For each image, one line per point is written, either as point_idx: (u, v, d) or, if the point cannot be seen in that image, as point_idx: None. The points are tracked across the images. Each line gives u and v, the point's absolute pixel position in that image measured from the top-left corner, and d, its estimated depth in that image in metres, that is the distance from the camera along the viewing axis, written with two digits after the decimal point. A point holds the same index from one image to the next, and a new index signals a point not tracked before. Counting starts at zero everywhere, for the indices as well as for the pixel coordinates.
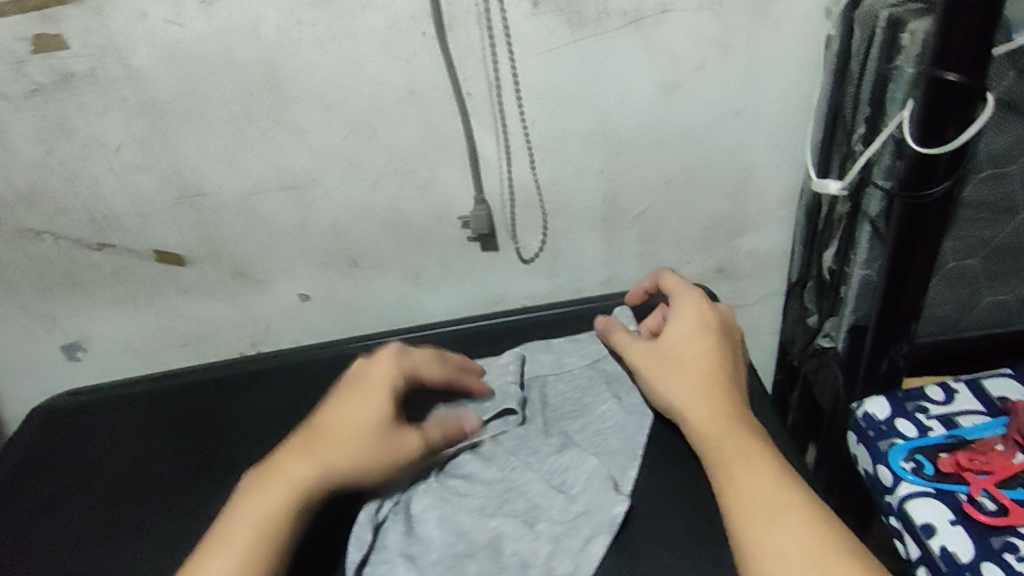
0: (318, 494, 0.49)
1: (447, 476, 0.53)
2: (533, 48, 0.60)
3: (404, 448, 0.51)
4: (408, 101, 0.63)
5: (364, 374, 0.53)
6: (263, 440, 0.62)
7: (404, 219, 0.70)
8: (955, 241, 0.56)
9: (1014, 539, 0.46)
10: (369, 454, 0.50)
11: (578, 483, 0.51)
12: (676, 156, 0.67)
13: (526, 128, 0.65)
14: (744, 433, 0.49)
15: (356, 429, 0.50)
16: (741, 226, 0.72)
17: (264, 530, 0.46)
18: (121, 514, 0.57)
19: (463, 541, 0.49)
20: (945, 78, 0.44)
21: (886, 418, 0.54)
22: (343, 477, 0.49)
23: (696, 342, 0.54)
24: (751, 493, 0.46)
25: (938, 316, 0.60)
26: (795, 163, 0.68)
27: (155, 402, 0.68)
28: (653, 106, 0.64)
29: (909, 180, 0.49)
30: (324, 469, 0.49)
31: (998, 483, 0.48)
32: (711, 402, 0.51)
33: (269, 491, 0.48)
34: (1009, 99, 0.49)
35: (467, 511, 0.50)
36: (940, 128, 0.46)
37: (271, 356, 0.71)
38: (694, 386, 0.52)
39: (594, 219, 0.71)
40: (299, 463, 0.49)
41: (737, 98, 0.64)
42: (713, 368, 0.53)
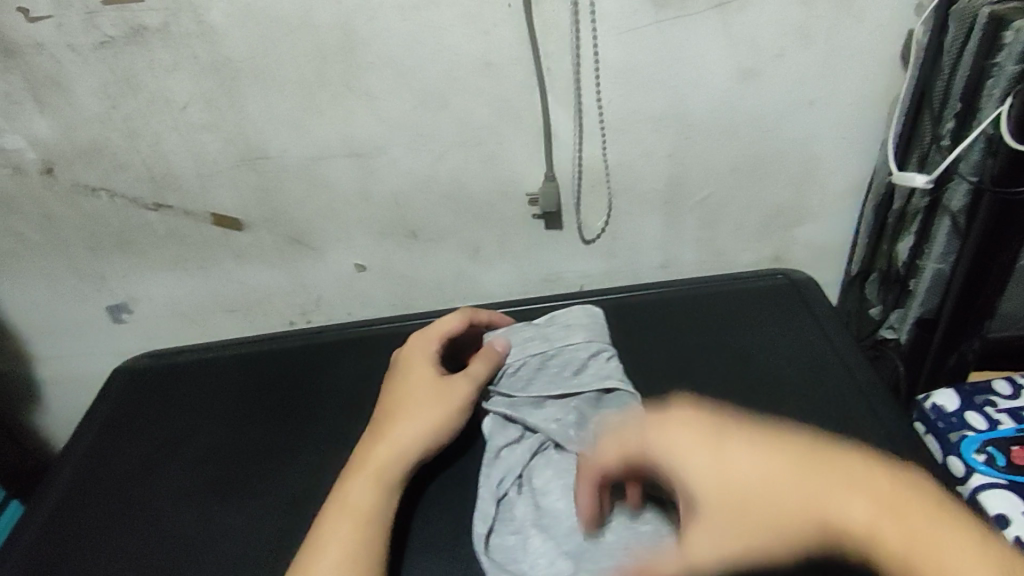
0: (402, 471, 0.50)
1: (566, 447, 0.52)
2: (615, 26, 0.59)
3: (457, 396, 0.54)
4: (484, 74, 0.62)
5: (401, 360, 0.58)
6: (349, 404, 0.63)
7: (466, 191, 0.70)
8: None
9: None
10: (428, 416, 0.53)
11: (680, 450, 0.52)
12: (747, 142, 0.67)
13: (600, 107, 0.64)
14: (936, 535, 0.30)
15: (410, 398, 0.54)
16: (801, 216, 0.72)
17: (360, 514, 0.47)
18: (225, 474, 0.58)
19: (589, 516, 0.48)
20: None
21: (955, 411, 0.61)
22: (417, 445, 0.52)
23: (737, 455, 0.35)
24: None
25: (1005, 313, 0.63)
26: (862, 157, 0.68)
27: (243, 368, 0.69)
28: (729, 91, 0.63)
29: (1003, 178, 0.52)
30: (399, 448, 0.51)
31: None
32: (862, 511, 0.31)
33: (358, 478, 0.49)
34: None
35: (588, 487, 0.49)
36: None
37: (353, 326, 0.72)
38: (831, 483, 0.33)
39: (657, 203, 0.71)
40: (375, 449, 0.51)
41: (814, 88, 0.63)
42: (808, 492, 0.33)
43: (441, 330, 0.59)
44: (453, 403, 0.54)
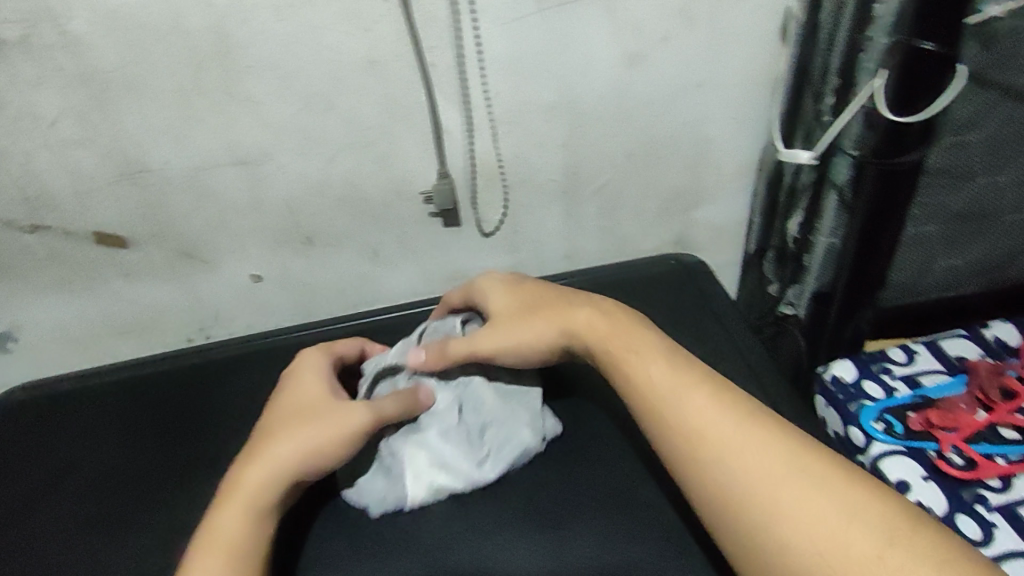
0: (274, 495, 0.47)
1: (427, 428, 0.53)
2: (498, 17, 0.58)
3: (336, 421, 0.49)
4: (367, 72, 0.60)
5: (292, 372, 0.55)
6: (247, 425, 0.60)
7: (361, 194, 0.68)
8: (921, 208, 0.59)
9: (982, 491, 0.56)
10: (314, 434, 0.49)
11: (523, 411, 0.55)
12: (641, 129, 0.67)
13: (489, 100, 0.62)
14: (637, 327, 0.49)
15: (289, 415, 0.51)
16: (698, 200, 0.73)
17: (232, 548, 0.45)
18: (112, 508, 0.55)
19: (530, 432, 0.55)
20: (924, 47, 0.47)
21: (854, 381, 0.63)
22: (287, 468, 0.47)
23: (512, 293, 0.56)
24: (649, 389, 0.44)
25: (898, 282, 0.64)
26: (751, 137, 0.69)
27: (134, 390, 0.65)
28: (617, 79, 0.63)
29: (883, 148, 0.53)
30: (273, 470, 0.47)
31: (965, 439, 0.59)
32: (590, 317, 0.50)
33: (225, 505, 0.46)
34: (982, 71, 0.52)
35: (521, 414, 0.55)
36: (912, 98, 0.50)
37: (256, 339, 0.68)
38: (565, 305, 0.52)
39: (554, 194, 0.70)
40: (246, 471, 0.47)
41: (700, 71, 0.63)
42: (547, 299, 0.53)
43: (334, 348, 0.58)
44: (331, 424, 0.49)
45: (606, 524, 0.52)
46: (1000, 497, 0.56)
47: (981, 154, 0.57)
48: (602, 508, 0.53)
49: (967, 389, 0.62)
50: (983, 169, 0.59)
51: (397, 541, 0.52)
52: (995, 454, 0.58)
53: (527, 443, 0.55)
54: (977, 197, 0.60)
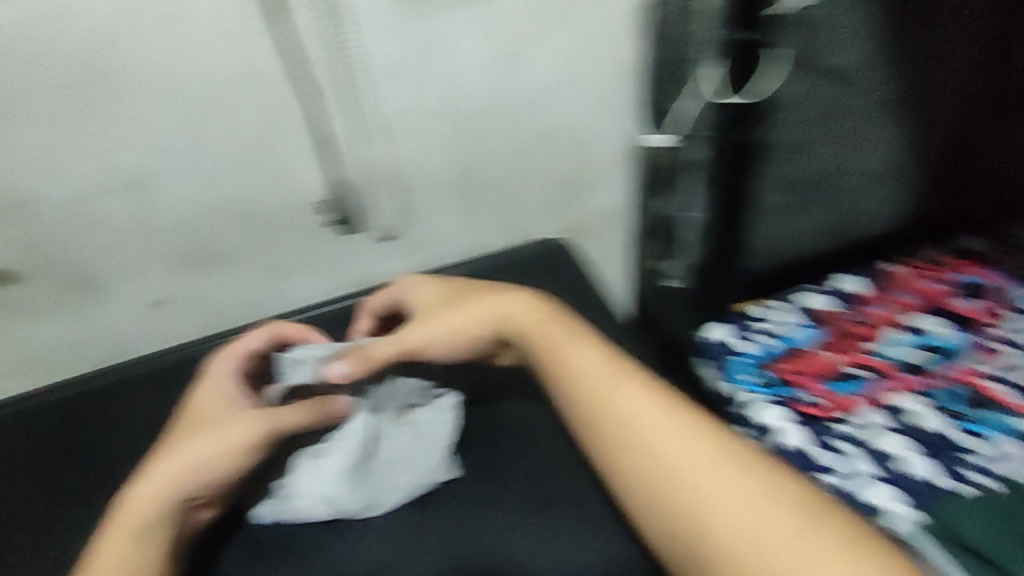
0: (160, 519, 0.46)
1: (340, 446, 0.55)
2: (378, 26, 0.59)
3: (224, 435, 0.49)
4: (253, 88, 0.59)
5: (197, 386, 0.55)
6: (144, 440, 0.61)
7: (256, 208, 0.68)
8: (772, 178, 0.66)
9: (834, 424, 0.62)
10: (201, 451, 0.48)
11: (438, 441, 0.58)
12: (524, 124, 0.70)
13: (378, 107, 0.64)
14: (555, 316, 0.49)
15: (183, 433, 0.51)
16: (581, 187, 0.78)
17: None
18: (12, 541, 0.56)
19: (436, 466, 0.57)
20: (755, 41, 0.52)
21: (723, 340, 0.69)
22: (174, 488, 0.47)
23: (445, 292, 0.56)
24: (577, 375, 0.44)
25: (763, 246, 0.71)
26: (623, 125, 0.74)
27: (22, 423, 0.64)
28: (498, 79, 0.66)
29: (723, 127, 0.59)
30: (158, 492, 0.46)
31: (820, 381, 0.65)
32: (517, 302, 0.51)
33: (110, 535, 0.45)
34: (804, 54, 0.59)
35: (434, 445, 0.57)
36: (745, 79, 0.56)
37: (147, 358, 0.69)
38: (491, 294, 0.52)
39: (448, 193, 0.73)
40: (132, 495, 0.46)
41: (571, 68, 0.68)
42: (475, 292, 0.54)
43: (240, 351, 0.57)
44: (219, 440, 0.49)
45: (509, 499, 0.56)
46: (847, 430, 0.62)
47: (813, 126, 0.64)
48: (499, 483, 0.57)
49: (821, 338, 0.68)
50: (817, 134, 0.65)
51: (320, 539, 0.55)
52: (845, 393, 0.64)
53: (432, 475, 0.57)
54: (824, 164, 0.67)
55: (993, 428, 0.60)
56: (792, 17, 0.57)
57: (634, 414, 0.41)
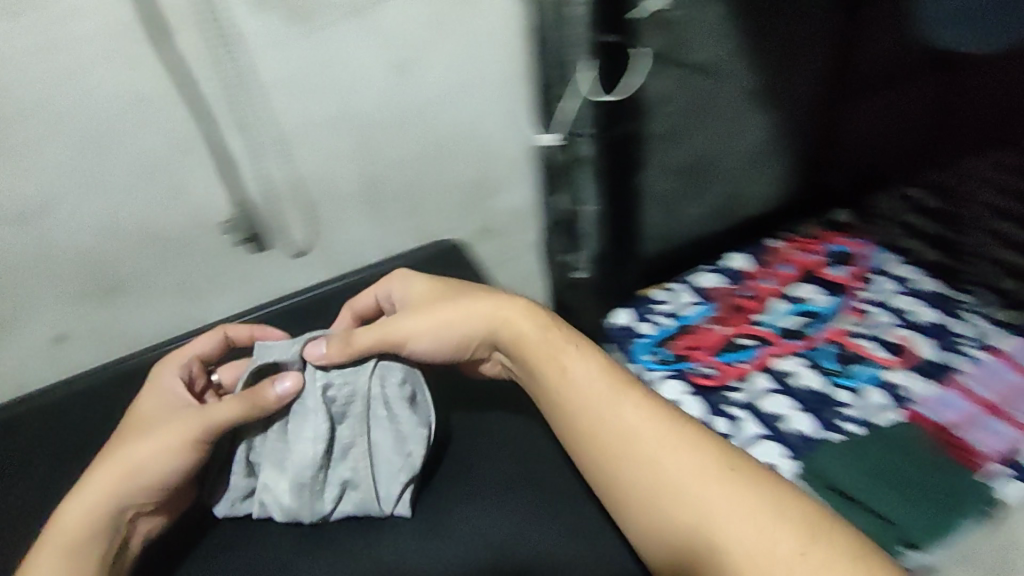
0: (93, 527, 0.47)
1: (301, 445, 0.52)
2: (264, 43, 0.60)
3: (158, 438, 0.49)
4: (143, 110, 0.59)
5: (148, 385, 0.56)
6: (33, 483, 0.59)
7: (158, 233, 0.67)
8: (655, 169, 0.71)
9: (726, 392, 0.69)
10: (135, 455, 0.49)
11: (406, 451, 0.53)
12: (424, 130, 0.72)
13: (274, 122, 0.65)
14: (555, 324, 0.54)
15: (126, 435, 0.51)
16: (488, 189, 0.80)
17: None
18: None
19: (398, 480, 0.52)
20: (609, 40, 0.59)
21: (627, 324, 0.76)
22: (107, 495, 0.48)
23: (433, 288, 0.57)
24: (576, 389, 0.49)
25: (655, 231, 0.76)
26: (519, 127, 0.77)
27: None
28: (391, 88, 0.68)
29: (601, 124, 0.64)
30: (91, 499, 0.48)
31: (712, 354, 0.72)
32: (514, 307, 0.54)
33: (44, 547, 0.46)
34: (664, 52, 0.63)
35: (400, 454, 0.53)
36: (611, 79, 0.62)
37: (26, 399, 0.67)
38: (486, 296, 0.55)
39: (356, 203, 0.74)
40: (69, 504, 0.48)
41: (462, 74, 0.70)
42: (472, 292, 0.56)
43: (192, 350, 0.58)
44: (154, 441, 0.49)
45: (431, 483, 0.55)
46: (741, 395, 0.69)
47: (684, 120, 0.69)
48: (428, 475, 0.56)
49: (709, 315, 0.76)
50: (692, 124, 0.70)
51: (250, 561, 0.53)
52: (738, 362, 0.72)
53: (392, 489, 0.53)
54: (700, 151, 0.72)
55: (862, 380, 0.70)
56: (647, 20, 0.60)
57: (643, 433, 0.46)
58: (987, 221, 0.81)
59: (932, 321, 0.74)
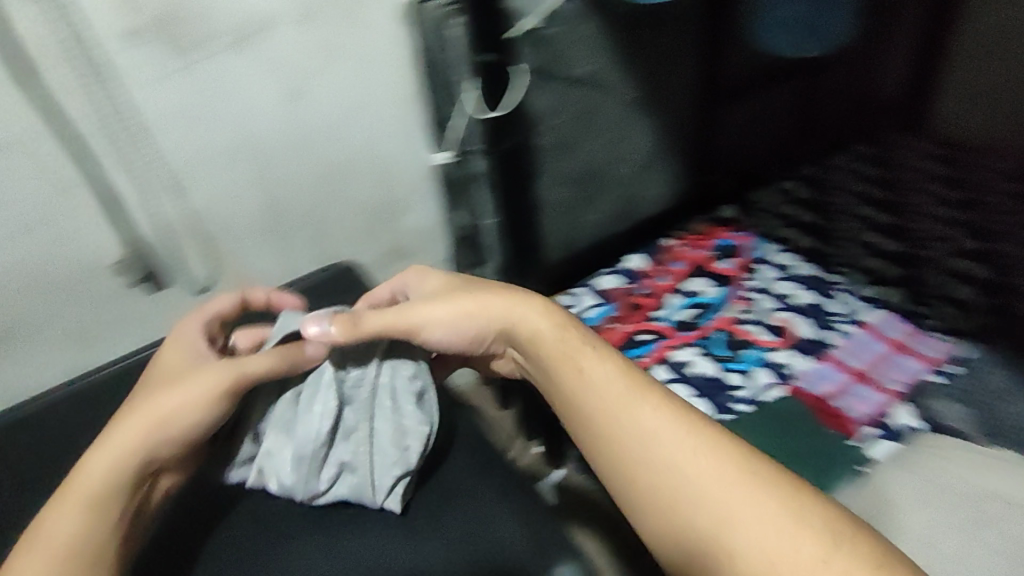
0: (116, 479, 0.45)
1: (309, 421, 0.53)
2: (142, 78, 0.59)
3: (194, 383, 0.48)
4: (13, 153, 0.56)
5: (164, 348, 0.55)
6: None
7: (44, 279, 0.63)
8: (550, 179, 0.74)
9: None
10: (166, 404, 0.47)
11: (403, 445, 0.54)
12: (321, 155, 0.72)
13: (161, 156, 0.63)
14: (574, 325, 0.54)
15: (151, 387, 0.50)
16: (393, 207, 0.81)
17: (63, 551, 0.42)
18: None
19: (390, 475, 0.52)
20: (490, 58, 0.61)
21: None
22: (134, 440, 0.46)
23: (445, 285, 0.58)
24: (598, 393, 0.50)
25: (557, 239, 0.79)
26: (418, 145, 0.78)
27: None
28: (283, 115, 0.67)
29: (489, 140, 0.66)
30: (117, 448, 0.46)
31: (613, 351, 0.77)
32: (536, 305, 0.55)
33: (61, 501, 0.44)
34: (544, 67, 0.66)
35: (397, 446, 0.54)
36: (495, 95, 0.64)
37: None
38: (503, 295, 0.56)
39: (258, 233, 0.73)
40: (89, 456, 0.46)
41: (354, 98, 0.70)
42: (489, 288, 0.56)
43: (209, 311, 0.57)
44: (186, 386, 0.48)
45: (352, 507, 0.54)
46: None
47: (571, 130, 0.72)
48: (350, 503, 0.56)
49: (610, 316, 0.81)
50: (580, 134, 0.73)
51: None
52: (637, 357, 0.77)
53: (380, 482, 0.52)
54: (592, 158, 0.76)
55: (751, 363, 0.77)
56: (523, 39, 0.62)
57: (655, 435, 0.47)
58: (858, 208, 0.88)
59: (808, 303, 0.84)
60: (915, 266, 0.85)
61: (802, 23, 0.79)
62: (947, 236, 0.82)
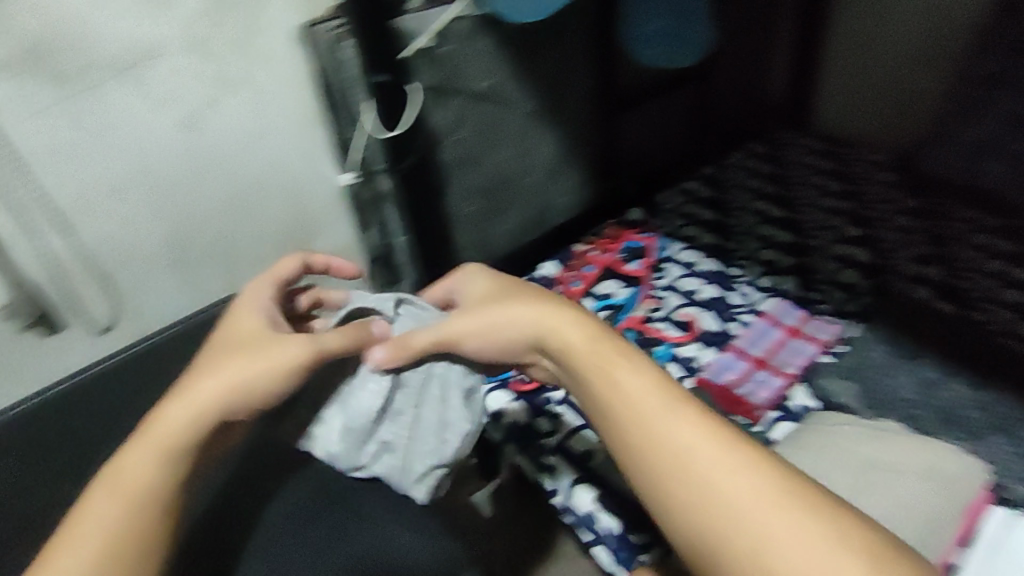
0: (192, 441, 0.45)
1: (363, 409, 0.54)
2: (17, 112, 0.56)
3: (281, 352, 0.48)
4: None
5: (233, 308, 0.53)
6: None
7: None
8: (459, 193, 0.75)
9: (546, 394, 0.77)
10: (252, 375, 0.47)
11: (444, 433, 0.57)
12: (223, 184, 0.70)
13: (47, 193, 0.60)
14: (604, 330, 0.48)
15: (232, 345, 0.49)
16: (309, 235, 0.79)
17: (135, 492, 0.43)
18: None
19: (433, 458, 0.57)
20: (379, 80, 0.62)
21: None
22: (213, 404, 0.46)
23: (487, 291, 0.53)
24: (627, 400, 0.43)
25: (472, 251, 0.81)
26: (329, 167, 0.76)
27: None
28: (179, 145, 0.65)
29: (390, 158, 0.67)
30: (196, 406, 0.45)
31: None
32: (566, 312, 0.49)
33: (140, 446, 0.44)
34: (441, 85, 0.67)
35: (441, 434, 0.57)
36: (392, 114, 0.64)
37: None
38: (539, 300, 0.50)
39: (161, 267, 0.70)
40: (166, 407, 0.45)
41: (255, 124, 0.68)
42: (530, 293, 0.51)
43: (279, 273, 0.56)
44: (269, 359, 0.47)
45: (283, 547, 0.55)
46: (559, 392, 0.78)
47: (476, 145, 0.73)
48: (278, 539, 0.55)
49: None
50: (485, 149, 0.75)
51: None
52: None
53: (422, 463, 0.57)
54: (499, 171, 0.77)
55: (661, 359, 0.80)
56: (416, 57, 0.64)
57: (683, 444, 0.40)
58: (752, 203, 0.93)
59: (712, 295, 0.87)
60: (806, 256, 0.90)
61: (668, 37, 0.84)
62: (826, 223, 0.89)
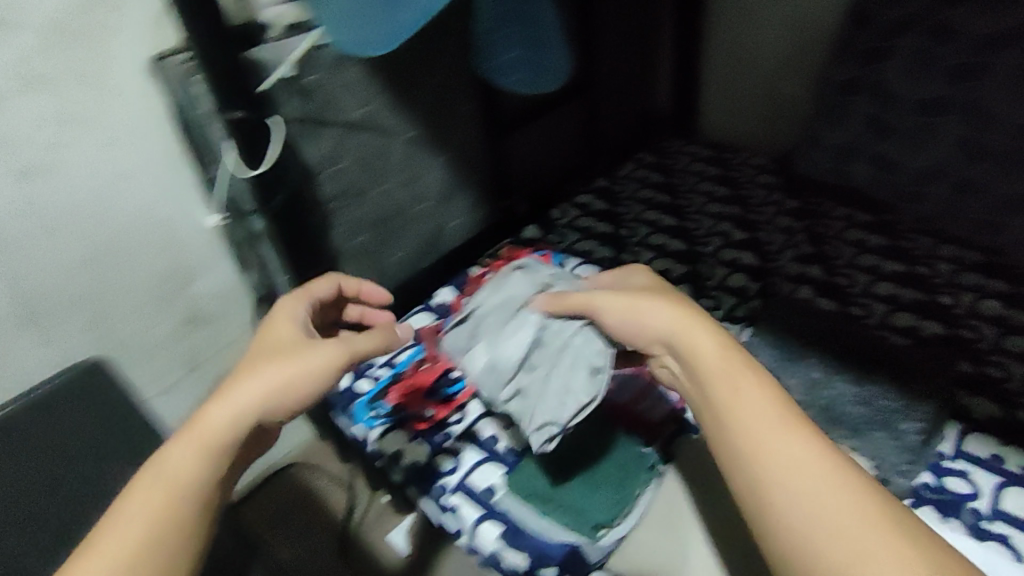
0: (234, 438, 0.43)
1: (516, 340, 0.58)
2: None
3: (325, 355, 0.47)
4: None
5: (271, 313, 0.52)
6: None
7: None
8: (343, 225, 0.72)
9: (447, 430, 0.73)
10: (300, 374, 0.46)
11: (570, 394, 0.54)
12: (82, 235, 0.64)
13: None
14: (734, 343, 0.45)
15: (269, 347, 0.48)
16: (187, 276, 0.74)
17: (178, 486, 0.40)
18: None
19: (548, 416, 0.55)
20: (235, 117, 0.58)
21: (349, 386, 0.77)
22: (256, 403, 0.44)
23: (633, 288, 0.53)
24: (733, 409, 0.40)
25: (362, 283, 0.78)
26: (200, 209, 0.71)
27: None
28: (18, 195, 0.58)
29: (261, 198, 0.64)
30: (237, 408, 0.43)
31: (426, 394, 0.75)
32: (697, 318, 0.46)
33: (183, 440, 0.41)
34: (312, 116, 0.65)
35: (566, 395, 0.55)
36: (255, 152, 0.61)
37: None
38: (675, 301, 0.48)
39: (17, 328, 0.63)
40: (209, 408, 0.43)
41: (111, 166, 0.63)
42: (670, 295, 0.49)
43: (314, 289, 0.56)
44: (314, 359, 0.47)
45: None
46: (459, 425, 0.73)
47: (358, 175, 0.71)
48: None
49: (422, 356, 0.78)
50: (369, 179, 0.72)
51: None
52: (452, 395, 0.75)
53: (539, 421, 0.55)
54: (386, 199, 0.75)
55: None
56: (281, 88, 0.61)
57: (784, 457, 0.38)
58: (643, 214, 0.96)
59: None
60: (696, 262, 0.88)
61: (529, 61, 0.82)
62: (715, 227, 0.93)
